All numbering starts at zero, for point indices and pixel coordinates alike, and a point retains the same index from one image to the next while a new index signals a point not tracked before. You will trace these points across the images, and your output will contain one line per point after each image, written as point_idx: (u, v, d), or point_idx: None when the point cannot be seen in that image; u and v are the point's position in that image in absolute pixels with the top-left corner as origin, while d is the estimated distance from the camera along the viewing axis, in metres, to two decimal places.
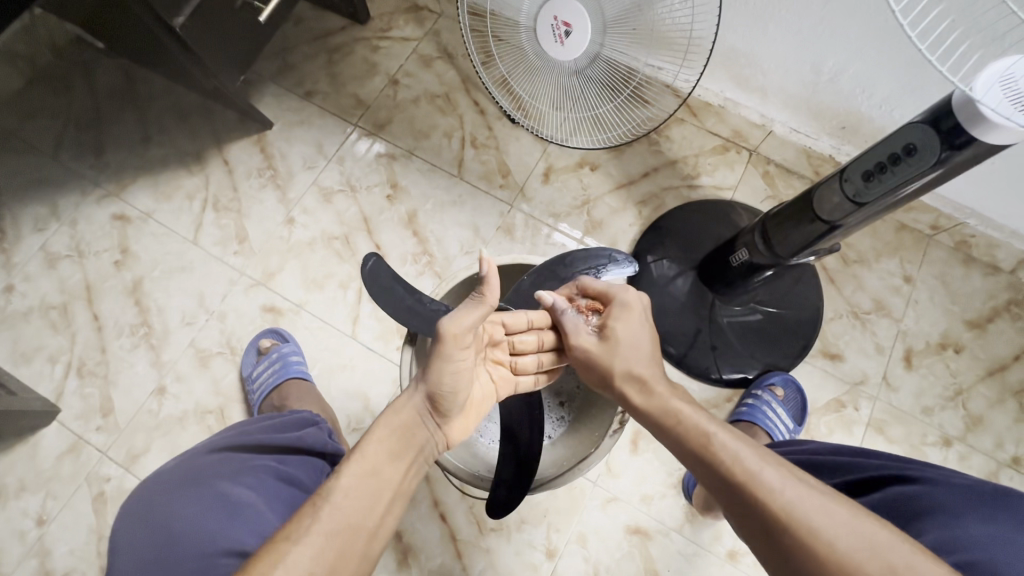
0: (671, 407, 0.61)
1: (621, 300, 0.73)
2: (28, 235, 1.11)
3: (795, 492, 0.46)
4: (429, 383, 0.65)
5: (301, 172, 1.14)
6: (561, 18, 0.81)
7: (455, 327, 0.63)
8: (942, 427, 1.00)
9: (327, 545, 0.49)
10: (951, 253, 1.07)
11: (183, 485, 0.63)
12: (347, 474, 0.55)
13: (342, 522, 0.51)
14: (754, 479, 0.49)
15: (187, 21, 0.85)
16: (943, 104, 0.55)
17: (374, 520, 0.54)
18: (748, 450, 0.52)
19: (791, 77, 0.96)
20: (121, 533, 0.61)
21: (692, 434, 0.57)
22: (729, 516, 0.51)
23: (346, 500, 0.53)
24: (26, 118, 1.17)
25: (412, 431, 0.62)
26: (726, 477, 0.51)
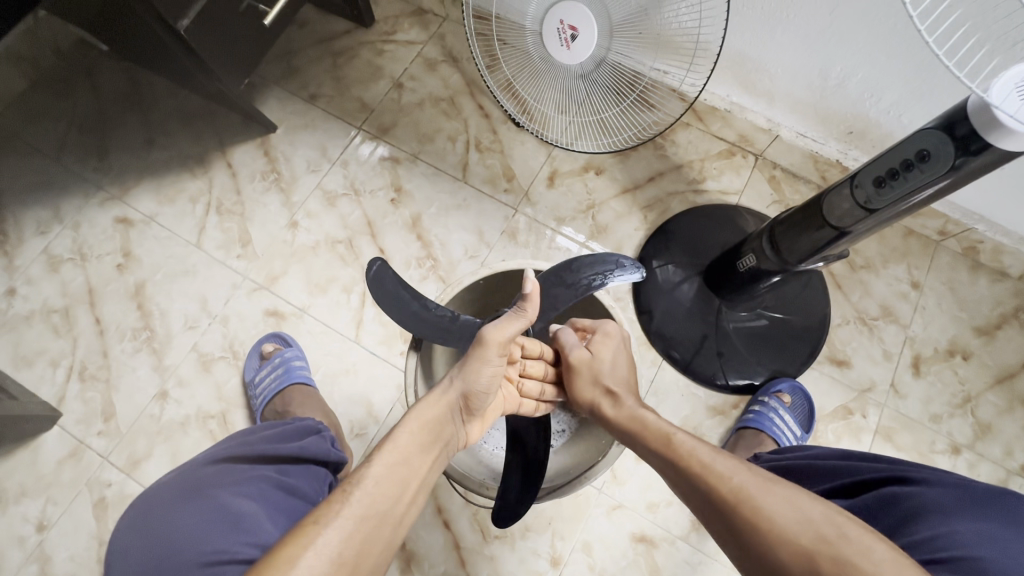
0: (640, 416, 0.66)
1: (606, 327, 0.79)
2: (31, 237, 1.11)
3: (746, 480, 0.50)
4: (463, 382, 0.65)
5: (305, 175, 1.14)
6: (567, 22, 0.81)
7: (499, 335, 0.66)
8: (951, 435, 0.99)
9: (356, 529, 0.48)
10: (959, 258, 1.06)
11: (184, 495, 0.62)
12: (377, 463, 0.55)
13: (372, 508, 0.51)
14: (714, 472, 0.53)
15: (191, 24, 0.85)
16: (959, 110, 0.54)
17: (401, 511, 0.54)
18: (709, 449, 0.57)
19: (798, 81, 0.96)
20: (120, 546, 0.61)
21: (659, 438, 0.62)
22: (694, 509, 0.54)
23: (377, 485, 0.52)
24: (30, 120, 1.17)
25: (443, 425, 0.63)
26: (687, 475, 0.55)
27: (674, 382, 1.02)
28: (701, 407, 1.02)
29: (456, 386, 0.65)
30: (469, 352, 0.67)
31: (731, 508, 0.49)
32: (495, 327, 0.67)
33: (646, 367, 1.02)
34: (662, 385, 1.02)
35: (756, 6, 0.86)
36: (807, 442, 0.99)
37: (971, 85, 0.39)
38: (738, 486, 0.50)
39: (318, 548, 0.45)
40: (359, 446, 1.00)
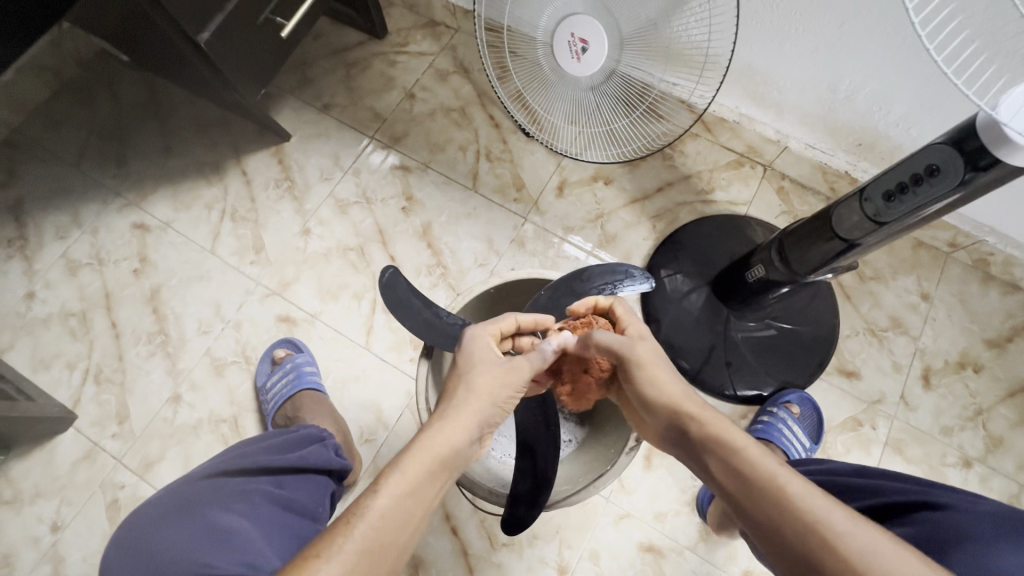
0: (685, 412, 0.56)
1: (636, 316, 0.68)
2: (50, 242, 1.13)
3: (849, 530, 0.41)
4: (489, 401, 0.60)
5: (318, 183, 1.16)
6: (578, 35, 0.83)
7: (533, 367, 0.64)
8: (962, 448, 0.98)
9: (359, 564, 0.46)
10: (969, 270, 1.06)
11: (177, 512, 0.62)
12: (385, 492, 0.50)
13: (375, 542, 0.48)
14: (802, 508, 0.43)
15: (212, 37, 0.87)
16: (967, 124, 0.55)
17: (404, 541, 0.50)
18: (785, 469, 0.46)
19: (806, 94, 0.96)
20: (110, 561, 0.61)
21: (715, 445, 0.51)
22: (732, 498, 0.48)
23: (382, 519, 0.49)
24: (51, 128, 1.19)
25: (458, 452, 0.56)
26: (758, 502, 0.45)
27: None
28: None
29: (477, 406, 0.59)
30: (493, 371, 0.61)
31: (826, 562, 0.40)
32: (533, 357, 0.64)
33: None
34: None
35: (765, 21, 0.87)
36: (816, 453, 0.98)
37: (978, 102, 0.40)
38: (840, 540, 0.40)
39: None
40: (368, 452, 1.01)
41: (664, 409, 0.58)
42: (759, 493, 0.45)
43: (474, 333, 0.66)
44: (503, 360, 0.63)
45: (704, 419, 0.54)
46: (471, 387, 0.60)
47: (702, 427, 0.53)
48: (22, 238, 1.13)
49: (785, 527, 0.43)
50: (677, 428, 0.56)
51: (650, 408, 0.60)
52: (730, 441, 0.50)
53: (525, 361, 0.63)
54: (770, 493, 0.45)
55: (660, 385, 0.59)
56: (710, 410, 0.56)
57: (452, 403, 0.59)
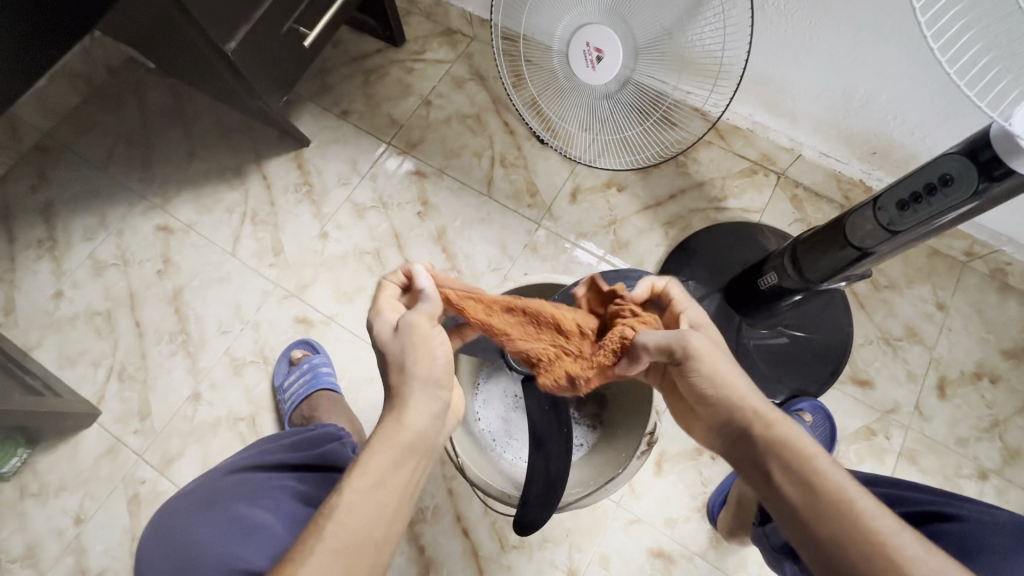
0: (747, 411, 0.53)
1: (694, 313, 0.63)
2: (78, 243, 1.17)
3: (921, 559, 0.41)
4: (433, 381, 0.55)
5: (335, 188, 1.18)
6: (593, 44, 0.84)
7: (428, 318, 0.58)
8: (978, 459, 0.97)
9: (333, 565, 0.46)
10: (986, 279, 1.05)
11: (204, 506, 0.65)
12: (351, 489, 0.49)
13: (345, 539, 0.47)
14: (877, 531, 0.42)
15: (238, 46, 0.90)
16: (982, 135, 0.56)
17: (382, 530, 0.50)
18: (855, 485, 0.46)
19: (820, 103, 0.97)
20: (146, 553, 0.64)
21: (784, 450, 0.49)
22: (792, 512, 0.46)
23: (351, 516, 0.48)
24: (80, 133, 1.23)
25: (422, 434, 0.54)
26: (826, 516, 0.44)
27: None
28: None
29: (421, 384, 0.55)
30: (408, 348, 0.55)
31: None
32: (420, 312, 0.58)
33: None
34: None
35: (780, 30, 0.88)
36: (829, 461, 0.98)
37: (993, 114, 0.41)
38: (912, 569, 0.40)
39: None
40: None
41: (724, 404, 0.54)
42: (828, 506, 0.45)
43: (373, 313, 0.59)
44: (394, 331, 0.57)
45: (768, 420, 0.51)
46: (400, 370, 0.55)
47: (768, 429, 0.50)
48: (52, 239, 1.17)
49: (854, 546, 0.42)
50: (734, 427, 0.53)
51: (709, 402, 0.55)
52: (799, 447, 0.48)
53: (421, 319, 0.57)
54: (843, 510, 0.44)
55: (721, 380, 0.55)
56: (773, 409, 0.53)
57: (394, 392, 0.55)
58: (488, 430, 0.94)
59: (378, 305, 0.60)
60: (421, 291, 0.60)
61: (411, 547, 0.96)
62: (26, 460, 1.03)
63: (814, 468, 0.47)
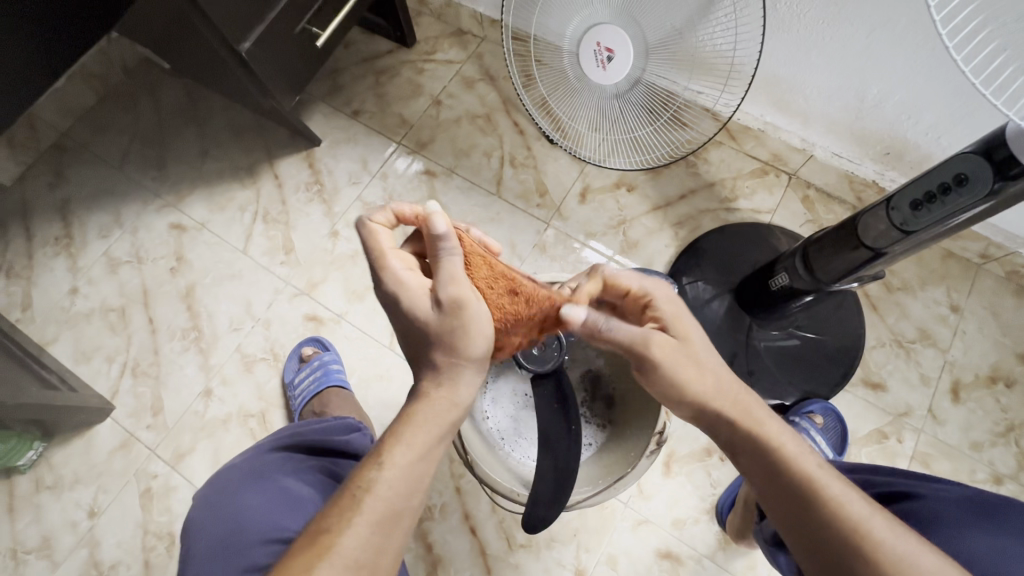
0: (713, 408, 0.54)
1: (665, 299, 0.59)
2: (93, 240, 1.19)
3: (894, 540, 0.43)
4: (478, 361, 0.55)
5: (346, 187, 1.19)
6: (604, 44, 0.85)
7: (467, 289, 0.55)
8: (992, 464, 0.96)
9: (373, 535, 0.47)
10: (1002, 282, 1.04)
11: (250, 478, 0.65)
12: (392, 464, 0.50)
13: (388, 508, 0.49)
14: (847, 517, 0.44)
15: (252, 46, 0.91)
16: (997, 135, 0.55)
17: (419, 500, 0.51)
18: (824, 471, 0.48)
19: (833, 103, 0.96)
20: (193, 518, 0.64)
21: (756, 447, 0.51)
22: (767, 497, 0.49)
23: (393, 490, 0.49)
24: (96, 132, 1.25)
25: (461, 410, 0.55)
26: (800, 507, 0.47)
27: None
28: None
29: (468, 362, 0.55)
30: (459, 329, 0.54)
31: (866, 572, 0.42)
32: (454, 285, 0.54)
33: None
34: None
35: (792, 30, 0.88)
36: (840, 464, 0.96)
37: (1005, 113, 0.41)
38: (884, 551, 0.42)
39: (337, 560, 0.45)
40: None
41: (690, 399, 0.55)
42: (800, 499, 0.47)
43: (394, 280, 0.56)
44: (436, 307, 0.54)
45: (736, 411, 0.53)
46: (450, 351, 0.54)
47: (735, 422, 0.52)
48: (68, 236, 1.19)
49: (828, 535, 0.44)
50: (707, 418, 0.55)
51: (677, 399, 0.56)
52: (771, 441, 0.50)
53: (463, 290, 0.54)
54: (814, 500, 0.46)
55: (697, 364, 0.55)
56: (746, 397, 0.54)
57: (438, 369, 0.54)
58: (496, 428, 0.93)
59: (391, 268, 0.57)
60: (440, 240, 0.55)
61: (418, 545, 0.96)
62: (42, 453, 1.05)
63: (785, 461, 0.49)
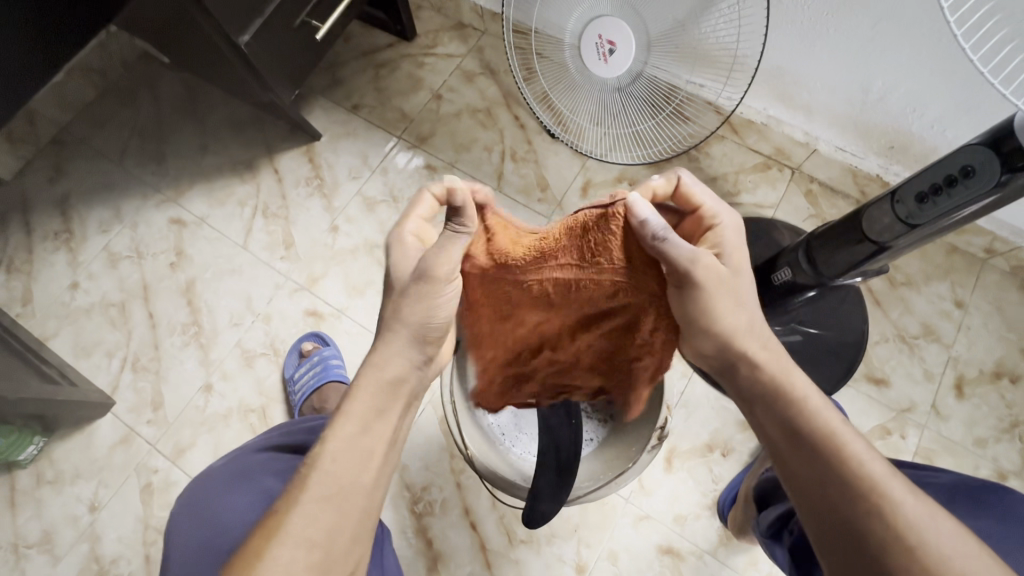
0: (740, 350, 0.54)
1: (729, 225, 0.57)
2: (93, 235, 1.18)
3: (909, 501, 0.42)
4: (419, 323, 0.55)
5: (346, 182, 1.19)
6: (606, 37, 0.85)
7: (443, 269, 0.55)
8: (996, 460, 0.95)
9: (321, 514, 0.48)
10: (1007, 277, 1.03)
11: (233, 480, 0.66)
12: (335, 439, 0.51)
13: (334, 486, 0.49)
14: (863, 473, 0.44)
15: (250, 39, 0.91)
16: (1005, 125, 0.54)
17: (372, 477, 0.51)
18: (848, 429, 0.47)
19: (837, 96, 0.95)
20: (178, 519, 0.66)
21: (778, 397, 0.51)
22: (781, 447, 0.50)
23: (336, 464, 0.50)
24: (96, 127, 1.25)
25: (402, 377, 0.55)
26: (814, 457, 0.46)
27: (704, 396, 1.00)
28: (732, 421, 0.99)
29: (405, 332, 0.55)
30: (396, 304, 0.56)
31: (871, 526, 0.42)
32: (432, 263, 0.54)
33: (678, 378, 1.01)
34: (693, 399, 1.00)
35: (796, 22, 0.87)
36: None
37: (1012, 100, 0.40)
38: (897, 510, 0.41)
39: (286, 540, 0.46)
40: None
41: (718, 338, 0.54)
42: (815, 449, 0.47)
43: (395, 240, 0.59)
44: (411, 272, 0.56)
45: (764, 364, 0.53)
46: (394, 314, 0.56)
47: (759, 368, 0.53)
48: (68, 231, 1.18)
49: (838, 485, 0.44)
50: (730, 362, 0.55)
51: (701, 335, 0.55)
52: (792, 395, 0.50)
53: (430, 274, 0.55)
54: (830, 455, 0.46)
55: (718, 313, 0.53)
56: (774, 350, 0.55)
57: (383, 333, 0.55)
58: (496, 424, 0.91)
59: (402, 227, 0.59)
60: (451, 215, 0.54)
61: (419, 539, 0.96)
62: (42, 448, 1.05)
63: (806, 415, 0.49)
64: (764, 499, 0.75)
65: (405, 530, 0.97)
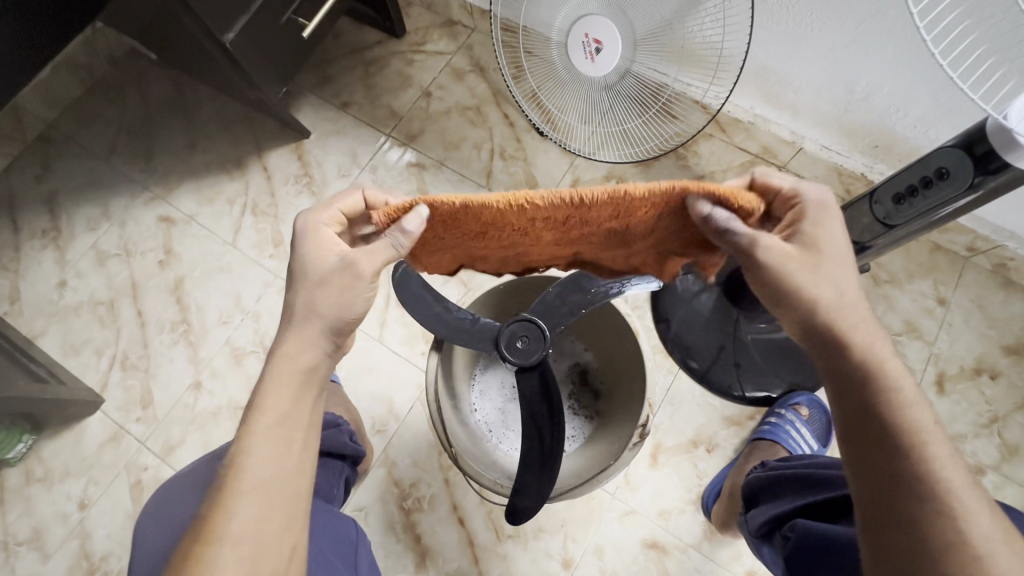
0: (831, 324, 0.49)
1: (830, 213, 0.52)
2: (81, 233, 1.18)
3: (980, 516, 0.41)
4: (306, 312, 0.55)
5: (335, 179, 1.19)
6: (592, 36, 0.84)
7: (330, 274, 0.55)
8: (975, 455, 0.97)
9: (251, 506, 0.47)
10: (989, 276, 1.04)
11: (198, 487, 0.67)
12: (250, 436, 0.50)
13: (260, 478, 0.48)
14: (940, 480, 0.42)
15: (236, 37, 0.90)
16: (977, 129, 0.55)
17: (297, 462, 0.51)
18: (935, 433, 0.44)
19: (822, 95, 0.96)
20: (142, 529, 0.67)
21: (864, 384, 0.47)
22: (862, 426, 0.46)
23: (257, 459, 0.49)
24: (82, 124, 1.24)
25: (315, 364, 0.55)
26: (896, 458, 0.43)
27: (689, 393, 1.01)
28: (717, 417, 1.00)
29: (306, 328, 0.55)
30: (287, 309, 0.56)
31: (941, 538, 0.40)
32: (325, 247, 0.56)
33: (662, 376, 1.02)
34: (678, 395, 1.01)
35: (781, 23, 0.87)
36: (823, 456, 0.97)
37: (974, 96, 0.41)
38: (969, 523, 0.40)
39: (223, 539, 0.45)
40: (379, 442, 1.01)
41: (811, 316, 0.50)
42: (897, 451, 0.44)
43: (308, 229, 0.57)
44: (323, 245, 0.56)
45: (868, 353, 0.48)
46: (304, 313, 0.55)
47: (860, 352, 0.48)
48: (56, 229, 1.18)
49: (912, 488, 0.42)
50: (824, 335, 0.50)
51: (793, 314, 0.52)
52: (880, 387, 0.46)
53: (310, 290, 0.55)
54: (915, 452, 0.43)
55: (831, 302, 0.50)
56: (869, 336, 0.49)
57: (292, 327, 0.55)
58: (484, 421, 0.94)
59: (320, 227, 0.57)
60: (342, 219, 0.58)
61: (407, 535, 0.97)
62: (31, 446, 1.05)
63: (897, 411, 0.45)
64: (753, 498, 0.74)
65: (393, 526, 0.98)
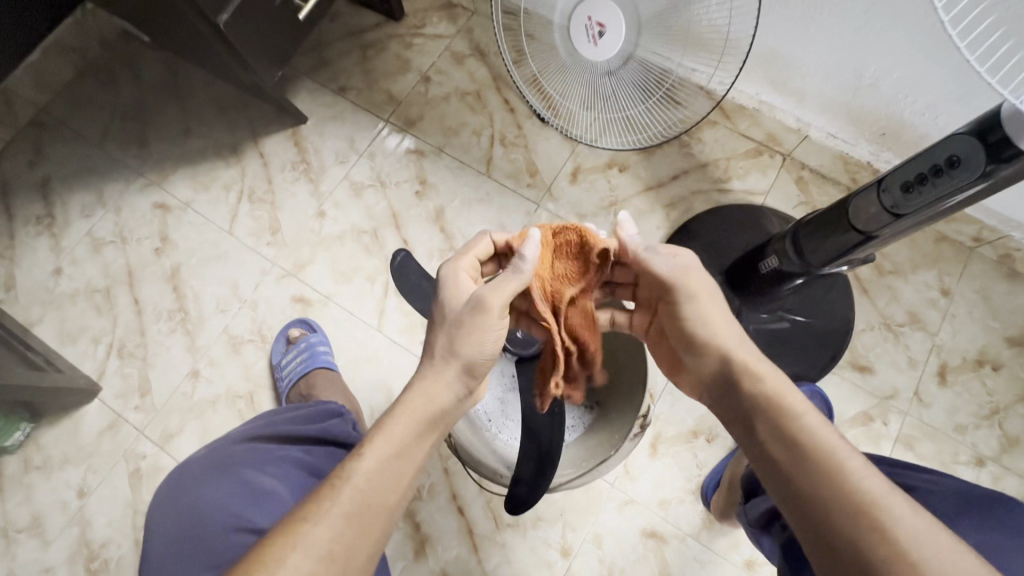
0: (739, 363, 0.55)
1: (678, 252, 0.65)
2: (76, 220, 1.16)
3: (911, 518, 0.39)
4: (447, 352, 0.57)
5: (333, 166, 1.17)
6: (596, 19, 0.82)
7: (461, 311, 0.58)
8: (976, 446, 0.97)
9: (345, 527, 0.48)
10: (994, 266, 1.03)
11: (214, 472, 0.67)
12: (370, 455, 0.52)
13: (362, 503, 0.50)
14: (863, 488, 0.41)
15: (230, 18, 0.88)
16: (991, 116, 0.54)
17: (395, 499, 0.52)
18: (845, 445, 0.45)
19: (831, 81, 0.94)
20: (155, 512, 0.67)
21: (769, 412, 0.49)
22: (774, 453, 0.47)
23: (368, 480, 0.51)
24: (74, 108, 1.22)
25: (444, 408, 0.57)
26: (813, 476, 0.43)
27: None
28: None
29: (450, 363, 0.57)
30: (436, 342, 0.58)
31: (875, 550, 0.39)
32: (460, 287, 0.60)
33: None
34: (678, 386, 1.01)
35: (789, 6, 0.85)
36: None
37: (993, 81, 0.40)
38: (896, 525, 0.39)
39: (307, 545, 0.46)
40: None
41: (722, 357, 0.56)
42: (810, 471, 0.44)
43: (451, 272, 0.62)
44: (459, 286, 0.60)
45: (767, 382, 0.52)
46: (448, 348, 0.57)
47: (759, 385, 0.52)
48: (50, 215, 1.17)
49: (833, 503, 0.42)
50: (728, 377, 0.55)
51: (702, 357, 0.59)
52: (782, 411, 0.49)
53: (449, 331, 0.58)
54: (829, 465, 0.43)
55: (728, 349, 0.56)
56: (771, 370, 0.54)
57: (432, 362, 0.58)
58: (484, 411, 0.93)
59: (462, 269, 0.62)
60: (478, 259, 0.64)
61: (407, 523, 0.97)
62: (30, 434, 1.05)
63: (797, 429, 0.47)
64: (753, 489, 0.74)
65: None
